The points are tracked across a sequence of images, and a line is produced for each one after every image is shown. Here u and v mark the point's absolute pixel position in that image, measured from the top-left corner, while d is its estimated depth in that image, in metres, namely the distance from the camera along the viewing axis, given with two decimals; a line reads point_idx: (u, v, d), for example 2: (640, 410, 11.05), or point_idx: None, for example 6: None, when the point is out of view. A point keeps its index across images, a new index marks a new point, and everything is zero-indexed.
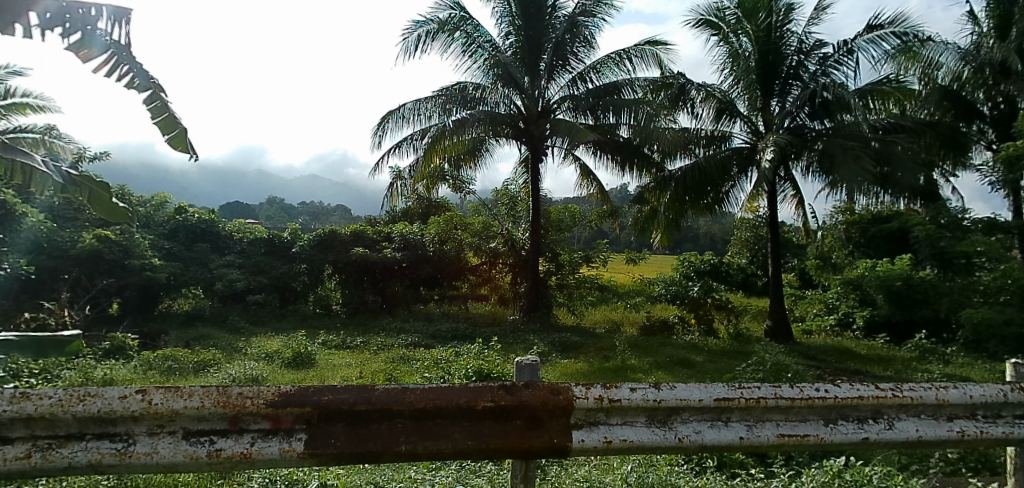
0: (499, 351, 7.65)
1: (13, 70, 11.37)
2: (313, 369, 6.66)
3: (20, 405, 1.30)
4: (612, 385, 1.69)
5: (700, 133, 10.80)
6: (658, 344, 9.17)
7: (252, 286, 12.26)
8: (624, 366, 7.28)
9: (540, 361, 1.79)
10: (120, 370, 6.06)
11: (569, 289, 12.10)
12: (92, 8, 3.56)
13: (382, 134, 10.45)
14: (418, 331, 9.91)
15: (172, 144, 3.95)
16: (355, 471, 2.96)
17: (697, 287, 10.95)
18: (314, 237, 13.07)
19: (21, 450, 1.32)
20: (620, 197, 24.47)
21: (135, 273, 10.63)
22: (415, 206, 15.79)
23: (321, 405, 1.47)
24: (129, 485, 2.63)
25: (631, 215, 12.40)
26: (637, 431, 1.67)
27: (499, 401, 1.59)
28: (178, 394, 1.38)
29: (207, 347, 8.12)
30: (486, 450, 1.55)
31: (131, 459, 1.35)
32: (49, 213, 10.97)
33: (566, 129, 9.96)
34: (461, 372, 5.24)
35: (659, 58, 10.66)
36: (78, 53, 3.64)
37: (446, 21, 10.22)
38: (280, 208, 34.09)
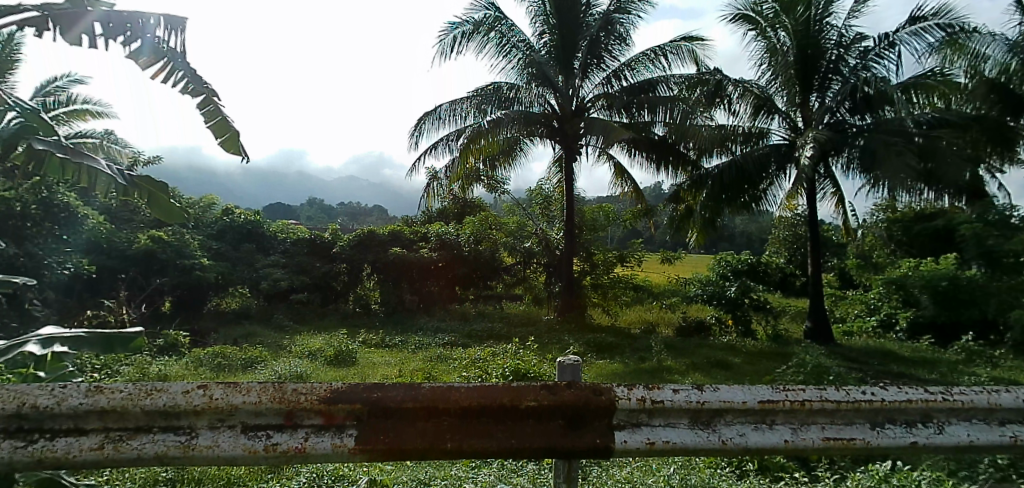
0: (536, 351, 7.63)
1: (74, 79, 11.88)
2: (354, 367, 6.79)
3: (95, 398, 1.35)
4: (654, 386, 1.69)
5: (737, 130, 10.66)
6: (695, 345, 9.03)
7: (296, 285, 12.46)
8: (661, 367, 7.22)
9: (582, 361, 1.80)
10: (175, 366, 6.29)
11: (604, 288, 12.03)
12: (149, 17, 3.68)
13: (418, 135, 10.54)
14: (454, 331, 9.96)
15: (225, 147, 4.06)
16: (400, 468, 2.99)
17: (735, 287, 10.80)
18: (353, 237, 13.32)
19: (94, 441, 1.36)
20: (654, 196, 24.20)
21: (185, 273, 10.87)
22: (451, 207, 16.01)
23: (371, 402, 1.51)
24: (186, 479, 2.74)
25: (666, 214, 12.30)
26: (680, 432, 1.66)
27: (542, 401, 1.60)
28: (238, 391, 1.44)
29: (254, 345, 8.34)
30: (529, 450, 1.57)
31: (195, 452, 1.39)
32: (107, 215, 11.45)
33: (601, 128, 9.88)
34: (499, 372, 5.26)
35: (695, 54, 10.53)
36: (137, 61, 3.77)
37: (481, 22, 10.27)
38: (320, 210, 34.50)
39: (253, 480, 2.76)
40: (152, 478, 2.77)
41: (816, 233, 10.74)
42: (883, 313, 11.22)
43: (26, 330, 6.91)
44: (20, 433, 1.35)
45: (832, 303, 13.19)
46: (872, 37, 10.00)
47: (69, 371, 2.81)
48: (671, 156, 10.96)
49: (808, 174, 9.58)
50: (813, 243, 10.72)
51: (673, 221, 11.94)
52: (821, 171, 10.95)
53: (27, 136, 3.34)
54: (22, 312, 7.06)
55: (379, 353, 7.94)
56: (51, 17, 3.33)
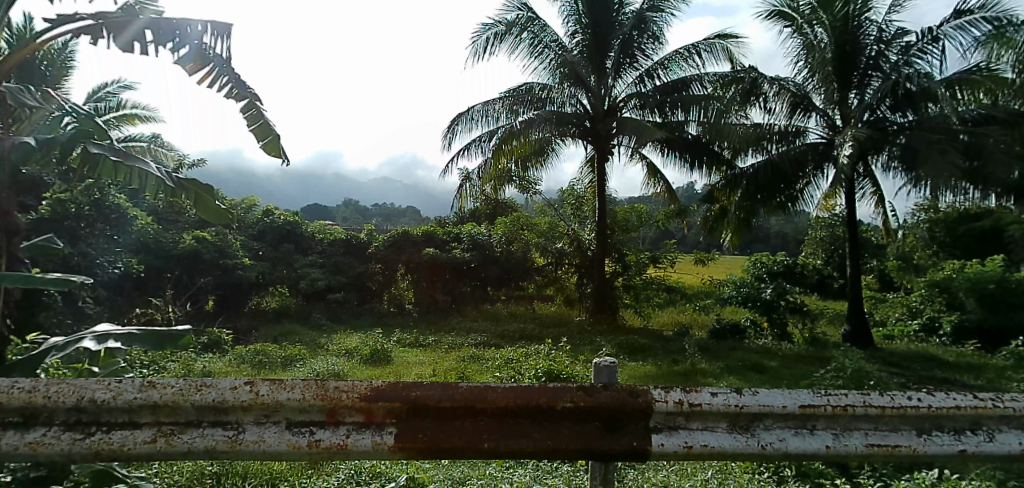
0: (569, 352, 7.61)
1: (123, 85, 12.34)
2: (390, 366, 6.87)
3: (148, 393, 1.40)
4: (691, 389, 1.67)
5: (773, 128, 10.46)
6: (729, 348, 8.89)
7: (333, 285, 12.68)
8: (694, 370, 7.10)
9: (618, 363, 1.79)
10: (220, 363, 6.46)
11: (636, 289, 11.93)
12: (196, 25, 3.79)
13: (451, 136, 10.62)
14: (486, 331, 10.00)
15: (267, 150, 4.16)
16: (435, 466, 3.01)
17: (771, 289, 10.62)
18: (387, 237, 13.46)
19: (148, 434, 1.41)
20: (687, 196, 23.93)
21: (229, 272, 11.31)
22: (482, 207, 16.11)
23: (410, 401, 1.53)
24: (232, 473, 2.77)
25: (699, 214, 12.15)
26: (719, 436, 1.64)
27: (578, 402, 1.60)
28: (283, 387, 1.48)
29: (294, 343, 8.53)
30: (564, 451, 1.56)
31: (242, 447, 1.43)
32: (155, 215, 11.86)
33: (634, 127, 9.81)
34: (532, 372, 5.24)
35: (730, 52, 10.37)
36: (187, 67, 3.88)
37: (513, 23, 10.29)
38: (355, 210, 35.09)
39: (295, 476, 2.79)
40: (198, 472, 2.81)
41: (855, 234, 10.46)
42: (926, 317, 10.83)
43: (81, 327, 7.19)
44: (79, 425, 1.40)
45: (871, 306, 12.81)
46: (914, 32, 9.70)
47: (123, 367, 2.91)
48: (705, 156, 10.82)
49: (847, 173, 9.35)
50: (851, 244, 10.46)
51: (707, 221, 11.74)
52: (860, 171, 10.68)
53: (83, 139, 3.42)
54: (77, 309, 7.33)
55: (414, 352, 8.03)
56: (108, 25, 3.44)
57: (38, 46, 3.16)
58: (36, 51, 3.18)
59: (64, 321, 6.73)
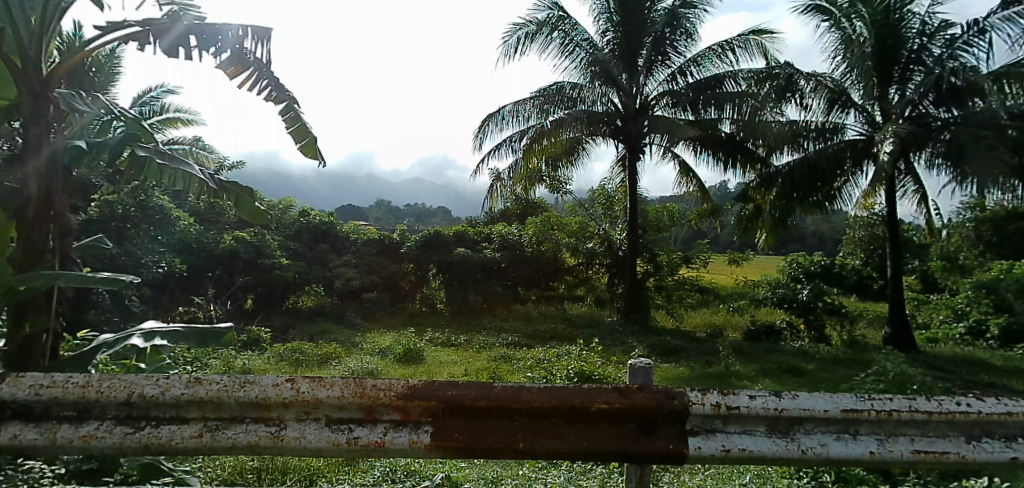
0: (601, 353, 7.58)
1: (167, 89, 12.73)
2: (422, 365, 6.92)
3: (195, 389, 1.44)
4: (729, 391, 1.64)
5: (810, 125, 10.21)
6: (763, 350, 8.70)
7: (366, 285, 12.86)
8: (727, 372, 6.96)
9: (653, 364, 1.78)
10: (259, 361, 6.61)
11: (668, 290, 11.81)
12: (237, 29, 3.89)
13: (482, 136, 10.66)
14: (517, 331, 10.01)
15: (304, 151, 4.23)
16: (468, 467, 3.01)
17: (808, 290, 10.39)
18: (419, 237, 13.53)
19: (195, 429, 1.45)
20: (720, 196, 23.57)
21: (266, 272, 11.60)
22: (513, 207, 16.13)
23: (447, 399, 1.54)
24: (272, 468, 2.82)
25: (733, 213, 11.95)
26: (758, 440, 1.60)
27: (613, 403, 1.58)
28: (322, 385, 1.51)
29: (328, 342, 8.68)
30: (599, 452, 1.55)
31: (284, 442, 1.46)
32: (196, 216, 12.23)
33: (666, 126, 9.71)
34: (563, 373, 5.20)
35: (764, 48, 10.17)
36: (229, 70, 3.98)
37: (544, 22, 10.27)
38: (387, 211, 35.52)
39: (332, 472, 2.81)
40: (239, 467, 2.85)
41: (896, 233, 10.15)
42: (972, 319, 10.41)
43: (127, 325, 7.43)
44: (129, 419, 1.44)
45: (913, 308, 12.38)
46: (959, 24, 9.37)
47: (167, 363, 3.00)
48: (739, 154, 10.64)
49: (888, 171, 9.07)
50: (892, 244, 10.15)
51: (741, 221, 11.53)
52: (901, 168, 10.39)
53: (133, 142, 3.51)
54: (123, 308, 7.60)
55: (446, 351, 8.08)
56: (155, 31, 3.55)
57: (88, 53, 3.28)
58: (87, 58, 3.30)
59: (112, 319, 6.96)
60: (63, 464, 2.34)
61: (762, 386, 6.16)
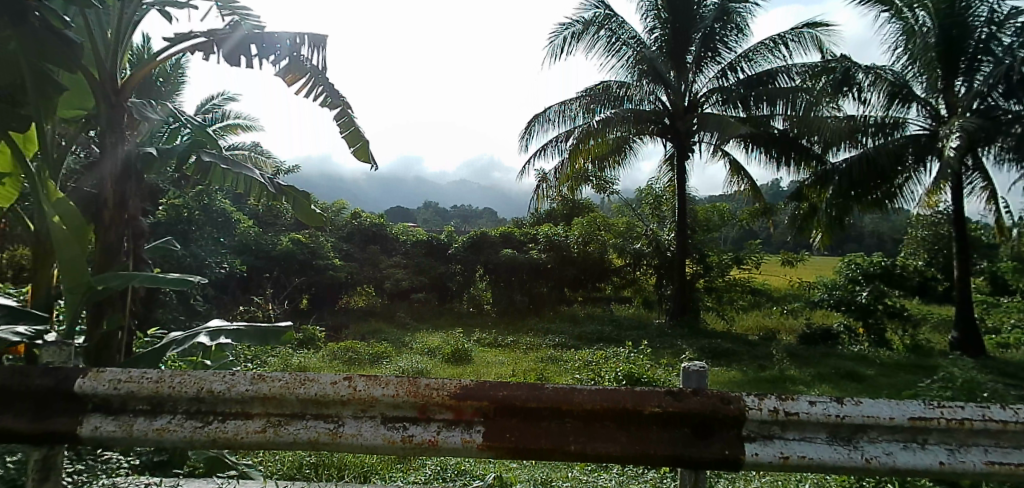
0: (649, 355, 7.47)
1: (228, 97, 13.32)
2: (470, 365, 6.98)
3: (259, 385, 1.49)
4: (788, 396, 1.58)
5: (869, 120, 9.93)
6: (820, 355, 8.40)
7: (416, 285, 13.10)
8: (781, 376, 6.75)
9: (708, 368, 1.73)
10: (315, 359, 6.81)
11: (719, 292, 11.55)
12: (296, 37, 4.01)
13: (528, 137, 10.69)
14: (564, 333, 9.98)
15: (357, 155, 4.34)
16: (517, 468, 3.00)
17: (866, 292, 9.98)
18: (467, 239, 13.67)
19: (259, 424, 1.50)
20: (772, 194, 22.90)
21: (321, 273, 11.91)
22: (559, 208, 16.12)
23: (497, 400, 1.54)
24: (327, 463, 2.89)
25: (787, 212, 11.61)
26: (817, 448, 1.55)
27: (667, 407, 1.55)
28: (377, 383, 1.53)
29: (380, 341, 8.86)
30: (653, 457, 1.52)
31: (342, 439, 1.49)
32: (256, 219, 12.73)
33: (716, 124, 9.54)
34: (611, 375, 5.14)
35: (820, 41, 9.82)
36: (288, 77, 4.12)
37: (591, 21, 10.20)
38: (435, 211, 36.04)
39: (385, 470, 2.85)
40: (295, 463, 2.90)
41: (963, 233, 9.62)
42: None
43: (192, 323, 7.79)
44: (199, 414, 1.50)
45: (981, 312, 11.67)
46: None
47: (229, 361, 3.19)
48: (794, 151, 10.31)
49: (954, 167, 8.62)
50: (959, 243, 9.64)
51: (794, 221, 11.15)
52: (968, 164, 9.86)
53: (197, 149, 3.78)
54: (189, 307, 7.96)
55: (492, 352, 8.13)
56: (220, 41, 3.70)
57: (155, 65, 3.44)
58: (154, 69, 3.46)
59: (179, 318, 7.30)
60: (137, 453, 2.55)
61: (819, 392, 5.91)
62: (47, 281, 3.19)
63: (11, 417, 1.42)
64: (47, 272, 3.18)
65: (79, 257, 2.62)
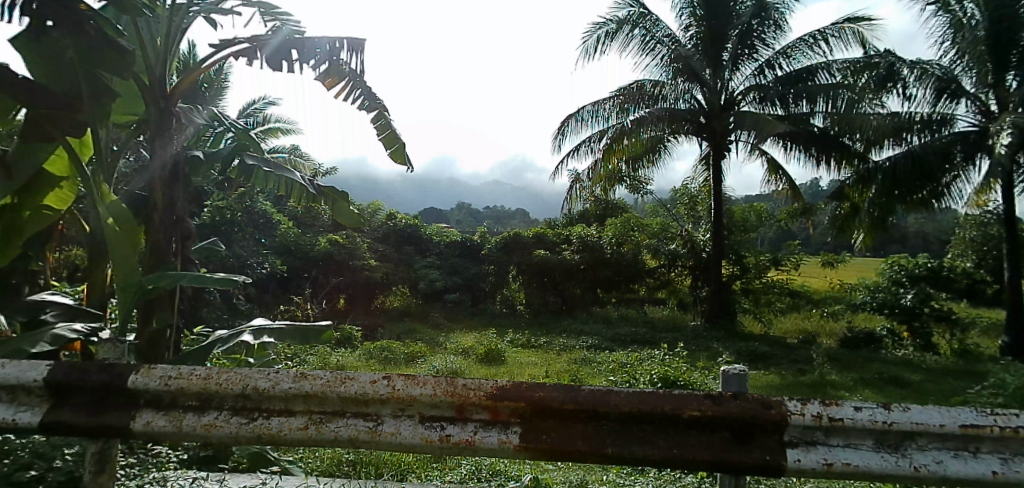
0: (685, 358, 7.34)
1: (268, 101, 13.67)
2: (504, 366, 6.99)
3: (301, 383, 1.51)
4: (832, 401, 1.53)
5: (914, 117, 9.65)
6: (863, 359, 8.15)
7: (449, 285, 13.18)
8: (823, 381, 6.57)
9: (749, 371, 1.70)
10: (353, 359, 6.91)
11: (756, 294, 11.32)
12: (336, 42, 4.08)
13: (562, 138, 10.66)
14: (598, 334, 9.92)
15: (393, 157, 4.40)
16: (551, 469, 2.99)
17: (911, 295, 9.65)
18: (500, 240, 13.73)
19: (301, 421, 1.53)
20: (811, 194, 22.37)
21: (359, 273, 12.03)
22: (592, 209, 16.05)
23: (534, 401, 1.54)
24: (364, 461, 2.93)
25: (828, 212, 11.32)
26: (864, 455, 1.50)
27: (706, 411, 1.52)
28: (415, 382, 1.54)
29: (415, 341, 8.96)
30: (693, 462, 1.49)
31: (381, 437, 1.51)
32: (295, 220, 13.04)
33: (754, 122, 9.45)
34: (647, 378, 5.08)
35: (862, 36, 9.57)
36: (327, 81, 4.20)
37: (625, 20, 10.12)
38: (468, 211, 36.29)
39: (420, 469, 2.87)
40: (335, 459, 2.95)
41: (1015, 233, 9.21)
42: None
43: (236, 322, 8.00)
44: (244, 410, 1.54)
45: None
46: None
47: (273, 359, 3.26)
48: (834, 150, 9.97)
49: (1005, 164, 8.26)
50: (1010, 244, 9.23)
51: (834, 221, 10.91)
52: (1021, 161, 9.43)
53: (240, 153, 3.94)
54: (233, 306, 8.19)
55: (526, 353, 8.12)
56: (262, 47, 3.78)
57: (201, 71, 3.54)
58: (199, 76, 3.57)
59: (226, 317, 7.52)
60: (186, 449, 2.64)
61: (863, 398, 5.72)
62: (101, 280, 3.33)
63: (70, 412, 1.48)
64: (102, 271, 3.30)
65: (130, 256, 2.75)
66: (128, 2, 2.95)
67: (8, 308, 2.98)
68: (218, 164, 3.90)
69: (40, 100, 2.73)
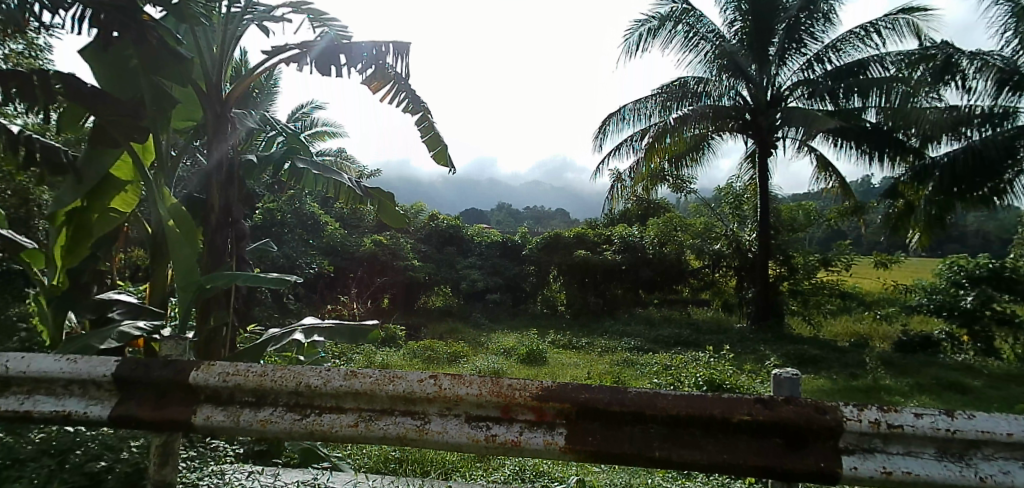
0: (731, 361, 7.18)
1: (316, 106, 14.08)
2: (545, 366, 6.99)
3: (351, 381, 1.54)
4: (890, 408, 1.47)
5: (974, 111, 9.11)
6: (919, 363, 7.81)
7: (490, 286, 13.25)
8: (875, 385, 6.35)
9: (802, 375, 1.65)
10: (397, 358, 7.01)
11: (805, 295, 10.99)
12: (383, 46, 4.15)
13: (602, 137, 10.58)
14: (640, 335, 9.82)
15: (436, 159, 4.45)
16: (595, 472, 2.96)
17: (972, 296, 9.18)
18: (540, 240, 13.77)
19: (351, 418, 1.56)
20: (864, 192, 21.61)
21: (402, 273, 12.15)
22: (634, 208, 15.92)
23: (580, 403, 1.52)
24: (410, 459, 2.96)
25: (881, 211, 10.94)
26: (925, 464, 1.43)
27: (757, 416, 1.47)
28: (461, 382, 1.55)
29: (458, 341, 9.04)
30: (744, 467, 1.45)
31: (428, 435, 1.52)
32: (341, 221, 13.36)
33: (803, 118, 9.18)
34: (691, 380, 5.00)
35: (917, 27, 9.21)
36: (373, 84, 4.28)
37: (667, 16, 10.01)
38: (507, 212, 36.49)
39: (464, 467, 2.90)
40: (382, 457, 3.01)
41: None
42: None
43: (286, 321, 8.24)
44: (297, 407, 1.57)
45: None
46: None
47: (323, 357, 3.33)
48: (887, 146, 9.76)
49: None
50: None
51: (888, 221, 10.58)
52: None
53: (291, 156, 4.06)
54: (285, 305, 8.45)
55: (567, 354, 8.11)
56: (310, 52, 3.88)
57: (252, 77, 3.66)
58: (251, 82, 3.70)
59: None
60: (240, 444, 2.72)
61: (921, 404, 5.49)
62: (161, 281, 3.47)
63: (135, 405, 1.54)
64: (162, 271, 3.44)
65: (190, 255, 2.86)
66: (188, 11, 3.07)
67: (78, 306, 3.17)
68: (269, 168, 4.04)
69: (106, 107, 2.86)
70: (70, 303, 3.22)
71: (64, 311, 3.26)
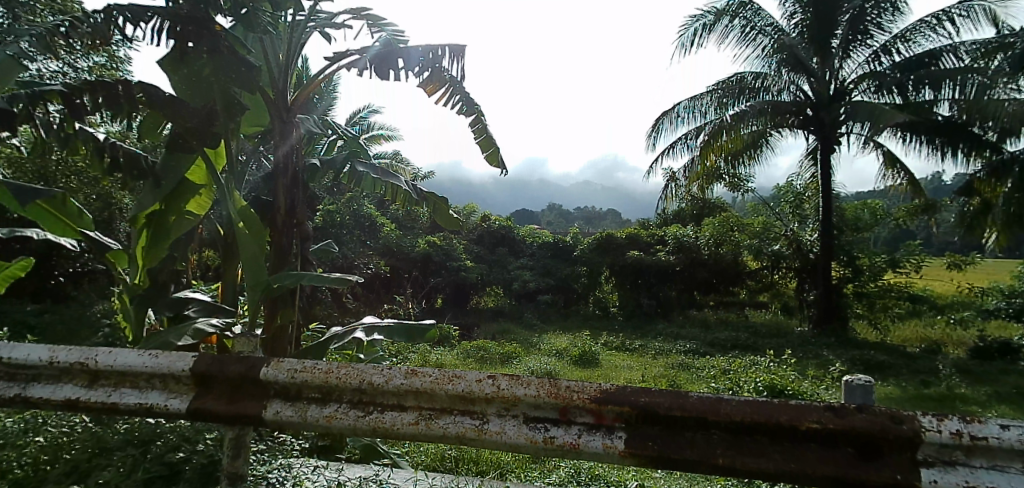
0: (793, 366, 6.94)
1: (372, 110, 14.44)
2: (599, 369, 6.94)
3: (412, 379, 1.56)
4: (974, 418, 1.38)
5: None
6: (999, 372, 7.33)
7: (541, 287, 13.26)
8: (949, 394, 6.00)
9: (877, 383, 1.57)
10: (454, 359, 7.07)
11: (871, 298, 10.47)
12: (440, 49, 4.22)
13: (655, 136, 10.43)
14: (695, 338, 9.61)
15: (488, 160, 4.48)
16: (652, 478, 2.93)
17: None
18: (594, 241, 13.73)
19: (411, 416, 1.58)
20: (936, 189, 20.50)
21: (454, 274, 12.31)
22: (688, 208, 15.64)
23: (640, 406, 1.49)
24: (466, 460, 2.97)
25: (956, 209, 10.42)
26: (1012, 479, 1.33)
27: (827, 424, 1.42)
28: (519, 382, 1.55)
29: (511, 341, 9.09)
30: (813, 476, 1.39)
31: (487, 435, 1.53)
32: (396, 223, 13.65)
33: (868, 112, 8.75)
34: (751, 386, 4.84)
35: (993, 14, 8.67)
36: (428, 87, 4.35)
37: (724, 10, 9.75)
38: (558, 212, 36.49)
39: (519, 467, 2.91)
40: (437, 455, 3.04)
41: None
42: None
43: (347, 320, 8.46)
44: (361, 404, 1.61)
45: None
46: None
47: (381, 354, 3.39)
48: (961, 141, 9.17)
49: None
50: None
51: (964, 218, 10.08)
52: None
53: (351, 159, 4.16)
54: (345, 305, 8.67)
55: (620, 356, 8.04)
56: (368, 56, 3.97)
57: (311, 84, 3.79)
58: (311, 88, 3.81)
59: None
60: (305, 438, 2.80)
61: (1000, 414, 5.18)
62: (231, 280, 3.62)
63: (213, 400, 1.61)
64: (233, 270, 3.59)
65: (258, 254, 2.96)
66: (255, 22, 3.20)
67: (157, 304, 3.34)
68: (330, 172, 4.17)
69: None
70: (148, 301, 3.39)
71: (144, 309, 3.44)
